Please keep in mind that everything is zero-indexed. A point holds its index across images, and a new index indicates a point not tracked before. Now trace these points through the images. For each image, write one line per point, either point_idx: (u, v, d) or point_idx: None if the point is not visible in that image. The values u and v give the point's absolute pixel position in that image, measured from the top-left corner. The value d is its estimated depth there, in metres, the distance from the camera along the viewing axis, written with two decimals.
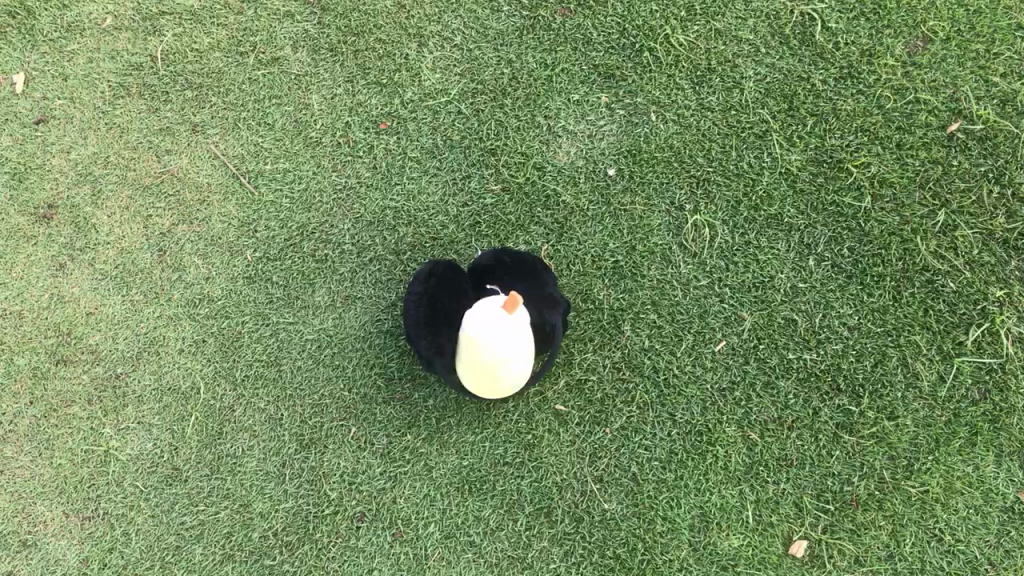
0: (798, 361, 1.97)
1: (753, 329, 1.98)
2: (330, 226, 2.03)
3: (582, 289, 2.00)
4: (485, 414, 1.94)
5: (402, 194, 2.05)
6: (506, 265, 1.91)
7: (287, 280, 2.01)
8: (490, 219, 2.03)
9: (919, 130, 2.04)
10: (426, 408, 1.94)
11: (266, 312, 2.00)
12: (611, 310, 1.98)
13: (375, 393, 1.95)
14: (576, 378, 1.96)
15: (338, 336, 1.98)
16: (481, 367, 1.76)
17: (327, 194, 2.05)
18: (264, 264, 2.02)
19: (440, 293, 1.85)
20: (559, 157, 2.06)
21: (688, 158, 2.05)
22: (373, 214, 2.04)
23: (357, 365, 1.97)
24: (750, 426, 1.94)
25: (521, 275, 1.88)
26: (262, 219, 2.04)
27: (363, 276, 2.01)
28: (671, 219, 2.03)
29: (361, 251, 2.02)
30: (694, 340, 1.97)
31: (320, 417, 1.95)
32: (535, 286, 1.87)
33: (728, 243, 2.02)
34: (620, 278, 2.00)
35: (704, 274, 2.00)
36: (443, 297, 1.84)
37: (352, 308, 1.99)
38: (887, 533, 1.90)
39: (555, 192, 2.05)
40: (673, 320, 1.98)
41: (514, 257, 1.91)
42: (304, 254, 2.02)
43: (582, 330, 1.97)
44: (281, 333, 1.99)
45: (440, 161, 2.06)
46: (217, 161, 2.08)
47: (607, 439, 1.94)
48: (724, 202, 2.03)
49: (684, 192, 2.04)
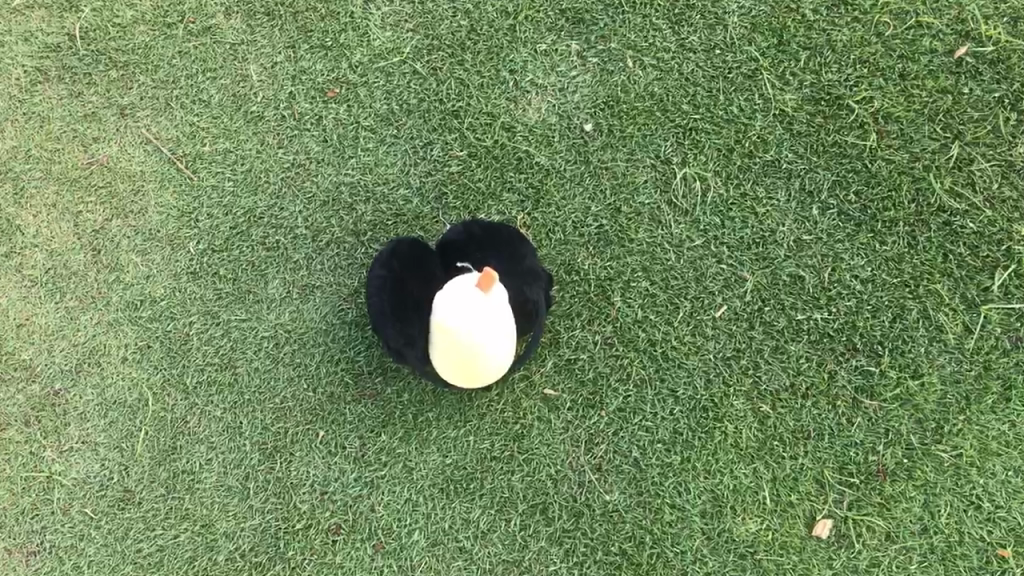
0: (809, 321, 1.78)
1: (756, 290, 1.78)
2: (280, 209, 1.83)
3: (565, 259, 1.80)
4: (467, 406, 1.74)
5: (357, 168, 1.85)
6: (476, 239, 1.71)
7: (237, 273, 1.81)
8: (455, 188, 1.83)
9: (924, 57, 1.84)
10: (400, 404, 1.75)
11: (215, 310, 1.80)
12: (598, 280, 1.79)
13: (343, 391, 1.76)
14: (564, 358, 1.76)
15: (298, 331, 1.78)
16: (459, 357, 1.57)
17: (274, 174, 1.85)
18: (209, 256, 1.82)
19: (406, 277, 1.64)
20: (529, 114, 1.86)
21: (671, 105, 1.85)
22: (326, 192, 1.84)
23: (320, 362, 1.77)
24: (760, 397, 1.75)
25: (494, 248, 1.67)
26: (204, 207, 1.85)
27: (321, 262, 1.81)
28: (657, 174, 1.83)
29: (316, 234, 1.82)
30: (692, 307, 1.78)
31: (284, 422, 1.75)
32: (512, 260, 1.66)
33: (722, 197, 1.83)
34: (605, 244, 1.80)
35: (698, 233, 1.81)
36: (409, 281, 1.64)
37: (311, 299, 1.80)
38: (920, 505, 1.72)
39: (526, 153, 1.85)
40: (668, 286, 1.79)
41: (485, 228, 1.70)
42: (252, 242, 1.82)
43: (568, 305, 1.78)
44: (234, 331, 1.79)
45: (398, 128, 1.86)
46: (151, 147, 1.88)
47: (603, 423, 1.74)
48: (714, 152, 1.84)
49: (670, 143, 1.84)
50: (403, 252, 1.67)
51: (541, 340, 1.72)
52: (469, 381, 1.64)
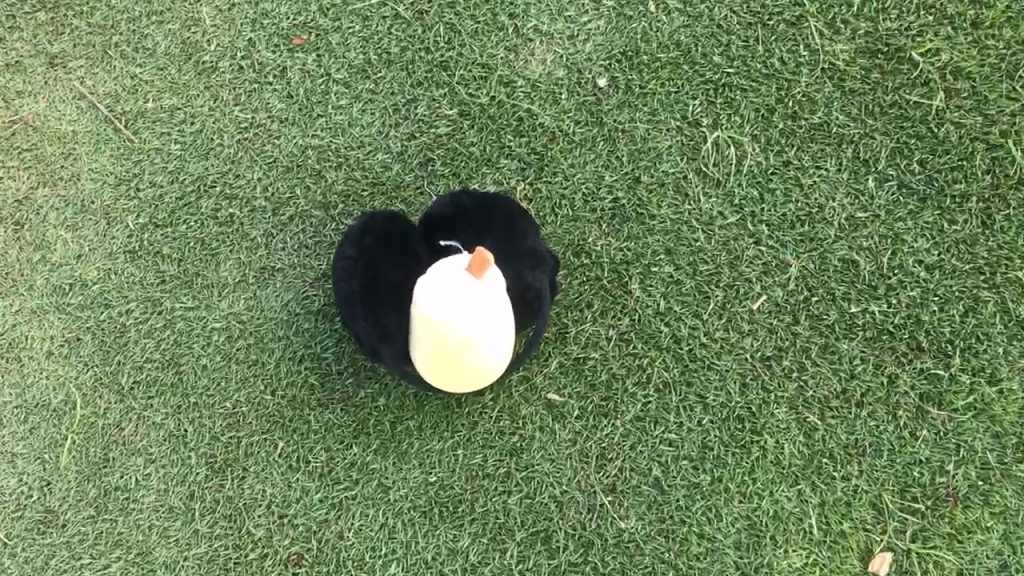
0: (864, 315, 1.49)
1: (802, 277, 1.50)
2: (235, 177, 1.56)
3: (573, 239, 1.52)
4: (455, 413, 1.45)
5: (328, 129, 1.57)
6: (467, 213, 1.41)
7: (183, 252, 1.53)
8: (444, 153, 1.55)
9: (1002, 2, 1.54)
10: (375, 411, 1.46)
11: (156, 297, 1.52)
12: (613, 263, 1.51)
13: (308, 395, 1.47)
14: (572, 357, 1.47)
15: (254, 322, 1.50)
16: (448, 357, 1.30)
17: (228, 134, 1.57)
18: (151, 233, 1.54)
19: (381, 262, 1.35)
20: (532, 67, 1.58)
21: (701, 57, 1.57)
22: (291, 157, 1.56)
23: (280, 359, 1.48)
24: (805, 406, 1.46)
25: (487, 224, 1.38)
26: (146, 174, 1.56)
27: (283, 239, 1.53)
28: (683, 138, 1.56)
29: (278, 206, 1.54)
30: (725, 297, 1.49)
31: (236, 431, 1.47)
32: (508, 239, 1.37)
33: (761, 166, 1.55)
34: (622, 220, 1.52)
35: (732, 209, 1.53)
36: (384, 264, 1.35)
37: (270, 284, 1.51)
38: (997, 536, 1.43)
39: (528, 113, 1.57)
40: (695, 272, 1.50)
41: (476, 199, 1.40)
42: (201, 216, 1.54)
43: (578, 293, 1.49)
44: (178, 323, 1.50)
45: (376, 82, 1.58)
46: (84, 103, 1.58)
47: (618, 435, 1.46)
48: (750, 112, 1.56)
49: (699, 103, 1.57)
50: (376, 229, 1.37)
51: (544, 334, 1.44)
52: (459, 384, 1.37)
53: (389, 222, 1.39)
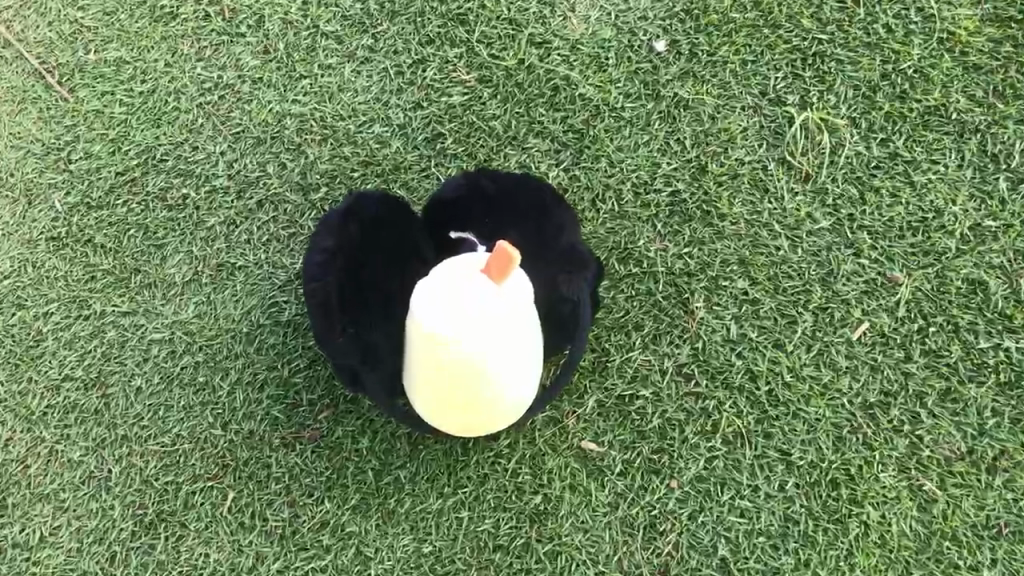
0: (997, 353, 1.14)
1: (915, 301, 1.16)
2: (192, 149, 1.23)
3: (620, 242, 1.19)
4: (460, 463, 1.12)
5: (312, 94, 1.24)
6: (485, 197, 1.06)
7: (121, 241, 1.19)
8: (457, 127, 1.22)
9: None
10: (356, 456, 1.13)
11: (83, 297, 1.18)
12: (670, 275, 1.18)
13: (269, 432, 1.13)
14: (615, 394, 1.14)
15: (205, 335, 1.16)
16: (452, 389, 0.97)
17: (187, 95, 1.25)
18: (82, 216, 1.21)
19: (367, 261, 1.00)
20: (573, 25, 1.25)
21: (785, 20, 1.25)
22: (263, 127, 1.23)
23: (236, 383, 1.14)
24: (921, 470, 1.10)
25: (514, 215, 1.04)
26: (80, 142, 1.23)
27: (248, 230, 1.20)
28: (762, 119, 1.23)
29: (244, 187, 1.21)
30: (815, 323, 1.16)
31: (175, 476, 1.12)
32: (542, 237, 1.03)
33: (862, 156, 1.22)
34: (682, 219, 1.20)
35: (823, 210, 1.20)
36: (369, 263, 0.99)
37: (228, 286, 1.18)
38: None
39: (566, 81, 1.24)
40: (777, 289, 1.17)
41: (499, 180, 1.06)
42: (146, 196, 1.21)
43: (623, 312, 1.16)
44: (109, 332, 1.17)
45: (376, 38, 1.25)
46: (10, 52, 1.26)
47: (673, 500, 1.11)
48: (847, 90, 1.24)
49: (782, 76, 1.25)
50: (362, 214, 1.01)
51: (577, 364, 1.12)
52: (464, 426, 1.04)
53: (381, 205, 1.03)
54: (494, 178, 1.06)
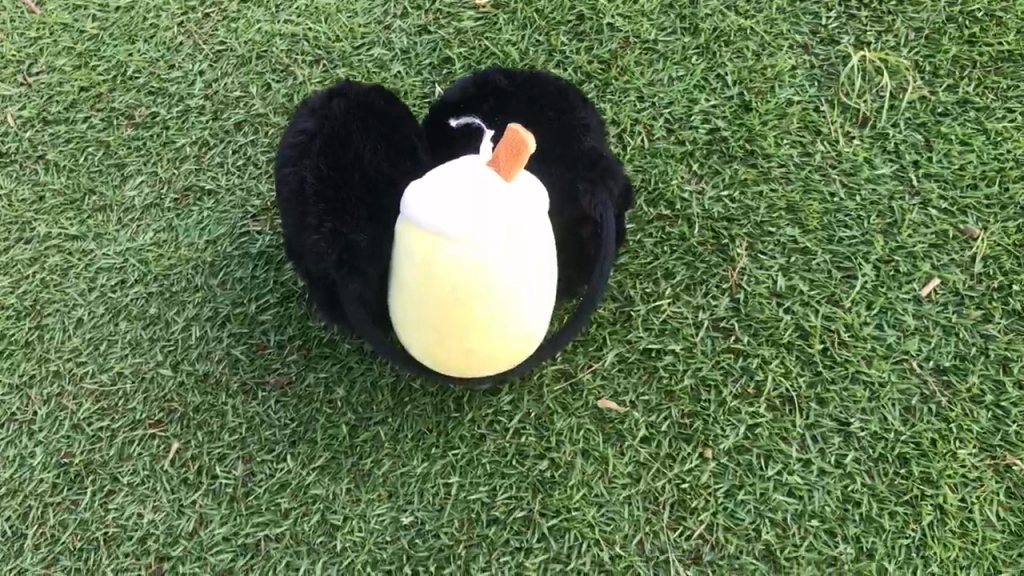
0: None
1: (994, 257, 0.99)
2: (167, 66, 1.08)
3: (649, 181, 1.03)
4: (452, 421, 0.93)
5: (306, 15, 1.09)
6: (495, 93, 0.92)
7: (76, 160, 1.04)
8: (468, 53, 1.08)
9: None
10: (328, 408, 0.94)
11: (26, 218, 1.02)
12: (707, 219, 1.01)
13: (228, 375, 0.95)
14: (639, 348, 0.96)
15: (161, 264, 0.99)
16: (453, 313, 0.81)
17: (168, 13, 1.10)
18: (36, 131, 1.06)
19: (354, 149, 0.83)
20: None
21: None
22: (249, 45, 1.08)
23: (193, 319, 0.97)
24: (1009, 449, 0.91)
25: (528, 114, 0.91)
26: (43, 55, 1.09)
27: (223, 153, 1.04)
28: (813, 59, 1.08)
29: (222, 107, 1.06)
30: (877, 279, 0.98)
31: (110, 421, 0.94)
32: (561, 140, 0.88)
33: (928, 102, 1.06)
34: (722, 159, 1.04)
35: (885, 156, 1.04)
36: (356, 150, 0.83)
37: (194, 212, 1.02)
38: None
39: (592, 9, 1.10)
40: (832, 239, 1.00)
41: (514, 75, 0.92)
42: (110, 112, 1.06)
43: (652, 257, 0.99)
44: (51, 256, 1.00)
45: None
46: None
47: (707, 473, 0.91)
48: (910, 32, 1.09)
49: (835, 16, 1.10)
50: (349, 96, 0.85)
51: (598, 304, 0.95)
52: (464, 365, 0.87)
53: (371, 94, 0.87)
54: (508, 74, 0.92)
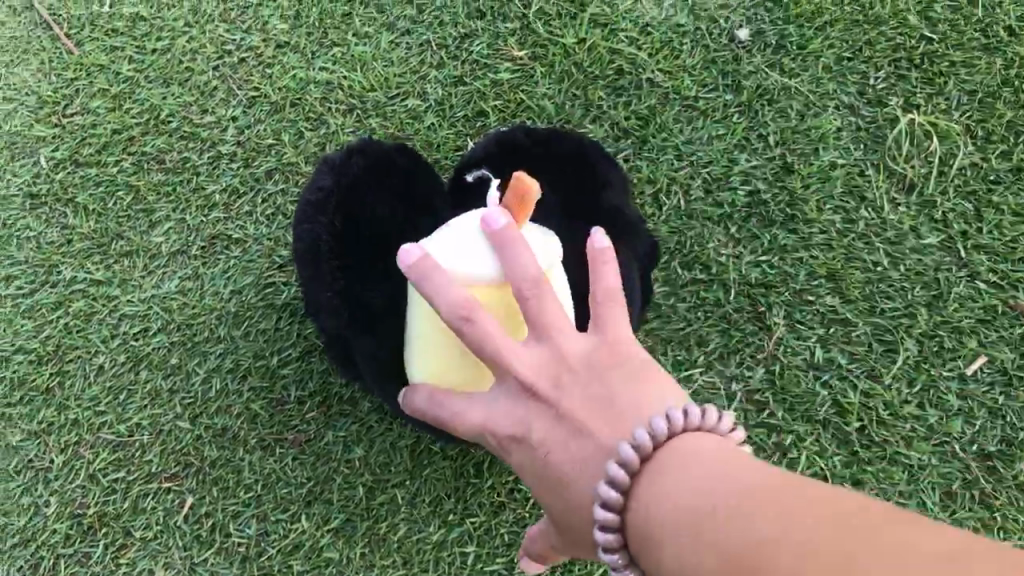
0: None
1: None
2: (200, 110, 1.07)
3: (685, 243, 1.00)
4: (471, 488, 0.92)
5: (342, 63, 1.08)
6: (514, 148, 0.89)
7: (106, 203, 1.04)
8: (504, 105, 1.07)
9: None
10: (346, 468, 0.93)
11: (52, 261, 1.01)
12: (743, 285, 0.98)
13: (246, 430, 0.94)
14: None
15: (185, 314, 0.98)
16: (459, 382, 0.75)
17: (204, 56, 1.09)
18: (68, 173, 1.05)
19: (363, 203, 0.83)
20: (644, 9, 1.09)
21: (889, 17, 1.07)
22: (283, 93, 1.07)
23: (214, 372, 0.96)
24: None
25: (548, 168, 0.88)
26: (79, 96, 1.09)
27: (252, 201, 1.03)
28: (859, 121, 1.05)
29: (254, 155, 1.05)
30: (921, 354, 0.96)
31: (126, 473, 0.94)
32: (580, 196, 0.86)
33: (978, 170, 1.02)
34: (762, 223, 1.01)
35: (931, 226, 1.00)
36: (368, 206, 0.83)
37: (220, 261, 1.01)
38: None
39: (631, 63, 1.07)
40: (872, 311, 0.98)
41: (534, 134, 0.90)
42: (141, 157, 1.06)
43: (685, 322, 0.97)
44: (76, 301, 1.00)
45: (420, 9, 1.09)
46: (20, 2, 1.12)
47: None
48: (962, 94, 1.05)
49: (884, 78, 1.06)
50: (368, 154, 0.85)
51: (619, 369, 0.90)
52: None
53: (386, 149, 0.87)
54: (528, 131, 0.91)
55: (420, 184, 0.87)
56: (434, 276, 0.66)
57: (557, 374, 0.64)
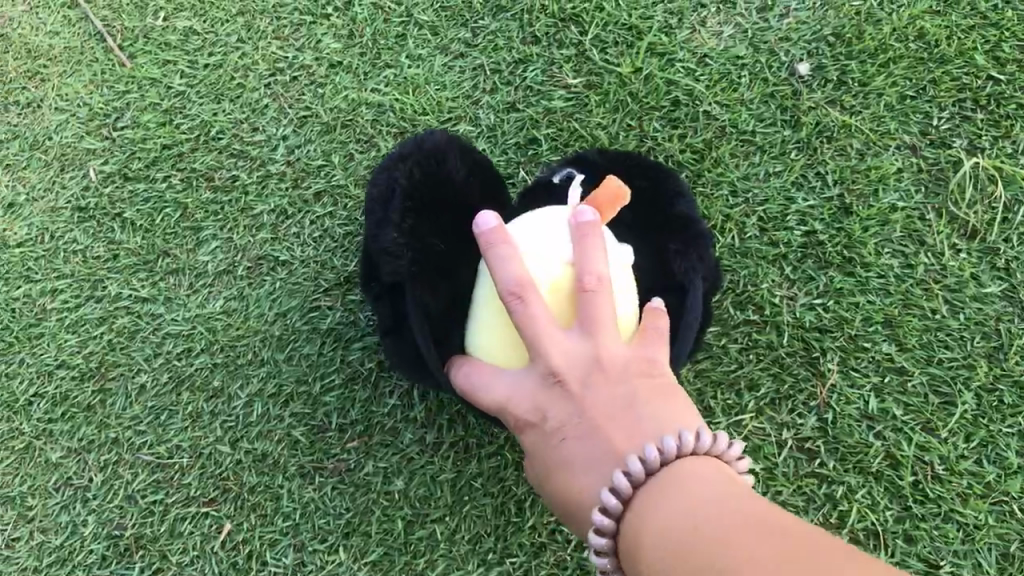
0: None
1: None
2: (249, 127, 1.06)
3: (739, 282, 0.98)
4: (512, 526, 0.92)
5: (395, 85, 1.07)
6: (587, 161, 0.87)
7: (153, 219, 1.03)
8: (556, 134, 1.04)
9: None
10: (385, 499, 0.94)
11: (98, 277, 1.02)
12: (796, 329, 0.97)
13: (286, 456, 0.95)
14: None
15: (229, 336, 0.98)
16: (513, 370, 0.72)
17: (256, 73, 1.08)
18: (116, 187, 1.05)
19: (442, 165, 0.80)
20: (702, 39, 1.07)
21: (956, 55, 1.05)
22: (334, 113, 1.06)
23: (255, 396, 0.96)
24: None
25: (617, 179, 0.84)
26: (130, 109, 1.09)
27: (300, 223, 1.02)
28: (922, 162, 1.02)
29: (303, 176, 1.04)
30: (981, 408, 0.94)
31: (166, 496, 0.95)
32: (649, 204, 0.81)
33: None
34: (818, 264, 0.99)
35: (994, 274, 0.98)
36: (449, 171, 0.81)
37: (266, 282, 1.00)
38: None
39: (688, 94, 1.05)
40: (930, 362, 0.95)
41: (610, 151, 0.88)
42: (190, 173, 1.05)
43: (736, 365, 0.95)
44: (120, 318, 1.00)
45: (475, 32, 1.08)
46: (74, 13, 1.12)
47: None
48: None
49: (948, 118, 1.04)
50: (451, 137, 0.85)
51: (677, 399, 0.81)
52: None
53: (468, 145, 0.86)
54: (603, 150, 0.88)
55: (490, 177, 0.86)
56: (500, 248, 0.68)
57: (596, 375, 0.65)
